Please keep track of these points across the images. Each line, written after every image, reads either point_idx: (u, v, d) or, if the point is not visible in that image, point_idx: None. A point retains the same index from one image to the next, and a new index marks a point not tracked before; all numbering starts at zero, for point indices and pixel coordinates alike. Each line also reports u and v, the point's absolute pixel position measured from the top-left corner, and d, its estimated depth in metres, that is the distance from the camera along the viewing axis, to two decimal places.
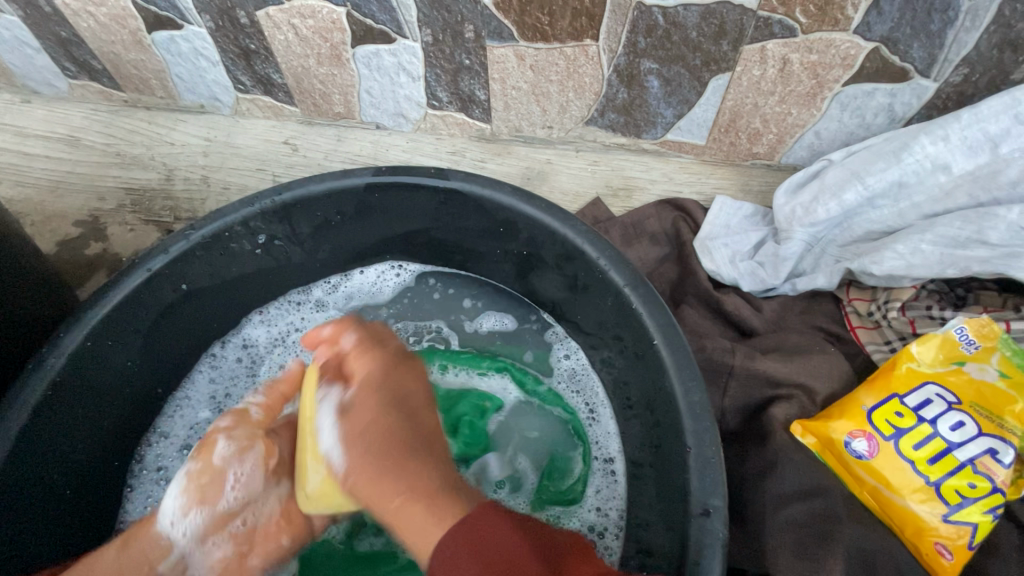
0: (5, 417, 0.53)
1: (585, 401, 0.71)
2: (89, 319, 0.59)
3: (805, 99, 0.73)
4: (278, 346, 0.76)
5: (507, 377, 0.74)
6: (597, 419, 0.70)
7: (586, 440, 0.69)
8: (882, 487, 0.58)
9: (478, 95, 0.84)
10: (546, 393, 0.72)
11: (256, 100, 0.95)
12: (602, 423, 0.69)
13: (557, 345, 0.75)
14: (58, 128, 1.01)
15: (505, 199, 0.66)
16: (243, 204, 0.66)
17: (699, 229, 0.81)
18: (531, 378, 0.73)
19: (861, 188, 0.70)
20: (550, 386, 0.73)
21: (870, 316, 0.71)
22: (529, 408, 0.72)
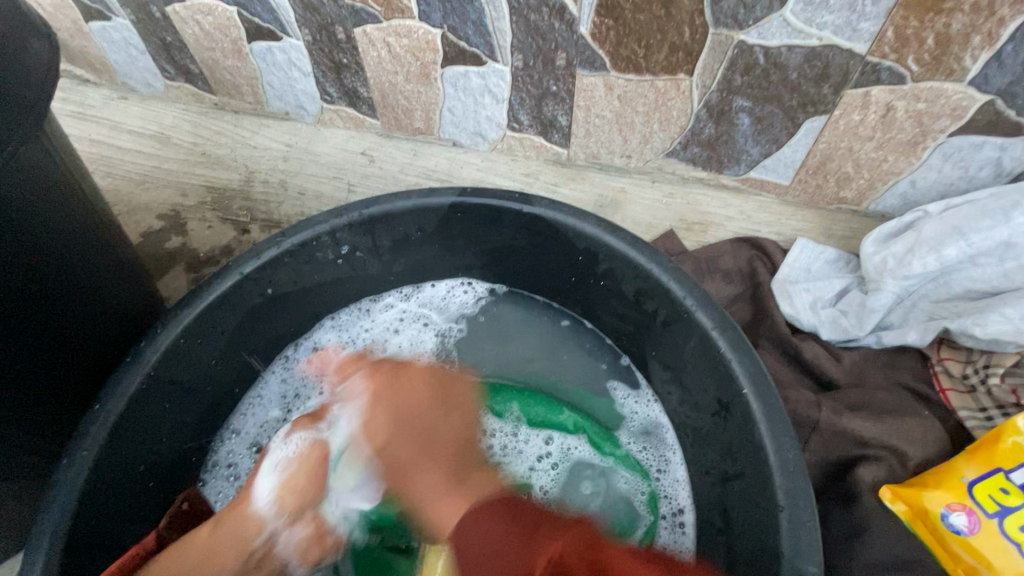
0: (104, 406, 0.55)
1: (657, 453, 0.70)
2: (184, 317, 0.60)
3: (904, 147, 0.71)
4: (347, 347, 0.77)
5: (583, 439, 0.72)
6: (666, 468, 0.69)
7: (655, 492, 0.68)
8: (981, 567, 0.55)
9: (561, 120, 0.84)
10: (623, 456, 0.70)
11: (340, 110, 0.97)
12: (671, 472, 0.68)
13: (619, 390, 0.74)
14: (151, 125, 1.06)
15: (589, 229, 0.66)
16: (332, 216, 0.67)
17: (776, 270, 0.79)
18: (608, 442, 0.71)
19: (963, 244, 0.67)
20: (625, 449, 0.71)
21: (964, 379, 0.68)
22: (604, 471, 0.70)
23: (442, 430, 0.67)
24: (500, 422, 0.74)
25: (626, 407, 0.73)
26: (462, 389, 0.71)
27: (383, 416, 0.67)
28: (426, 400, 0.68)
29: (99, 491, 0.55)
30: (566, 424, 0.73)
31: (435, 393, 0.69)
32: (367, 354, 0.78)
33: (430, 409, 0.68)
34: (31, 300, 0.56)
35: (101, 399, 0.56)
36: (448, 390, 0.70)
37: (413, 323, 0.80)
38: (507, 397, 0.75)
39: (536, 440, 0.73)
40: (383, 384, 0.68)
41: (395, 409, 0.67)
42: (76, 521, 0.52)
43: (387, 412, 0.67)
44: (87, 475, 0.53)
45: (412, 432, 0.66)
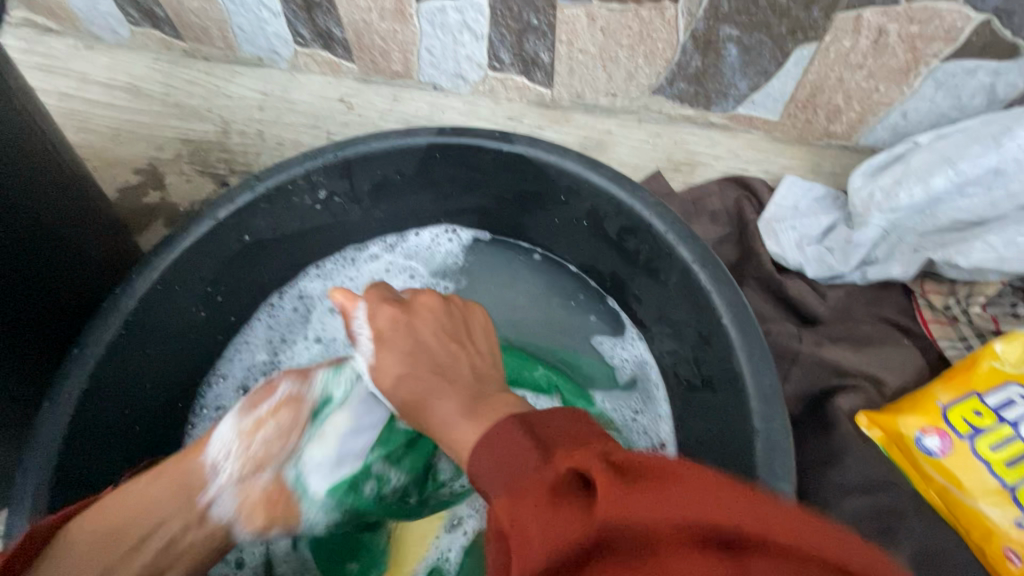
0: (84, 350, 0.55)
1: (627, 407, 0.71)
2: (161, 262, 0.59)
3: (896, 75, 0.69)
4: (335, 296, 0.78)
5: (556, 396, 0.72)
6: (647, 406, 0.70)
7: (635, 435, 0.69)
8: (951, 486, 0.58)
9: (543, 57, 0.80)
10: (597, 415, 0.70)
11: (314, 54, 0.93)
12: (652, 411, 0.69)
13: (605, 343, 0.74)
14: (120, 76, 1.02)
15: (571, 166, 0.64)
16: (306, 157, 0.64)
17: (764, 209, 0.77)
18: (582, 400, 0.71)
19: (952, 173, 0.66)
20: (601, 408, 0.71)
21: (947, 311, 0.68)
22: None
23: (457, 367, 0.53)
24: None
25: (614, 356, 0.74)
26: (469, 315, 0.61)
27: (396, 354, 0.55)
28: (434, 313, 0.58)
29: (82, 434, 0.55)
30: (540, 381, 0.72)
31: (444, 314, 0.59)
32: None
33: (434, 339, 0.55)
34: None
35: (80, 343, 0.55)
36: (455, 315, 0.59)
37: (400, 271, 0.79)
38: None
39: None
40: (388, 321, 0.57)
41: (407, 342, 0.56)
42: (62, 462, 0.53)
43: (394, 347, 0.56)
44: (70, 419, 0.53)
45: (423, 374, 0.52)
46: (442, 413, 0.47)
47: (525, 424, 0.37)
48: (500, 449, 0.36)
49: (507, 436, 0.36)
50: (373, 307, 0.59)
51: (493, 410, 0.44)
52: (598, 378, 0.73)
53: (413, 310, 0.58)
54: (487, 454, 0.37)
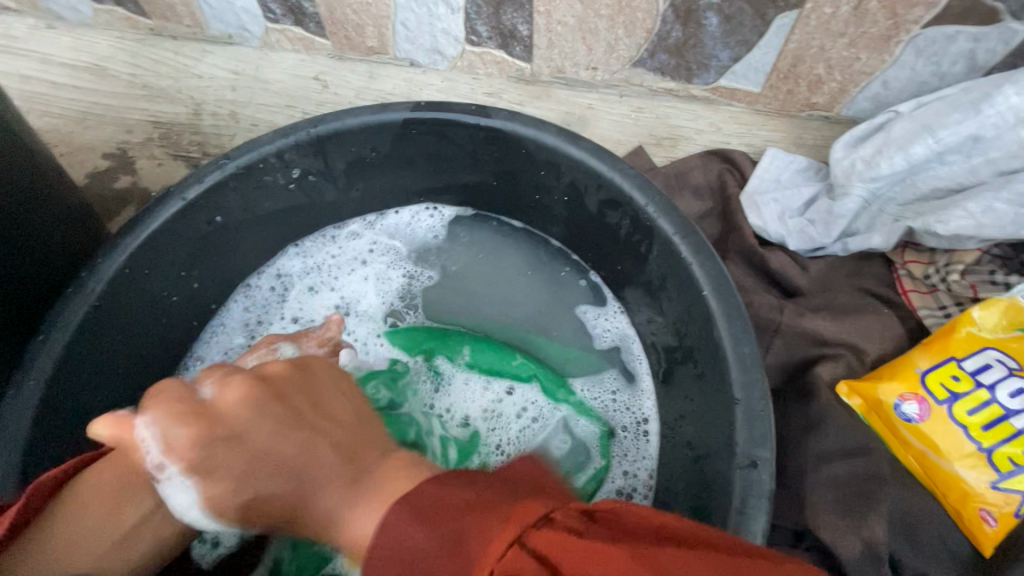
0: (49, 336, 0.54)
1: (603, 388, 0.70)
2: (126, 245, 0.58)
3: (877, 43, 0.68)
4: (314, 275, 0.76)
5: (536, 385, 0.70)
6: (627, 390, 0.70)
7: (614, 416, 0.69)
8: (929, 451, 0.59)
9: (521, 30, 0.78)
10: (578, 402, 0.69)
11: (286, 31, 0.90)
12: (631, 393, 0.69)
13: (588, 312, 0.74)
14: (85, 56, 0.97)
15: (549, 139, 0.63)
16: (278, 135, 0.62)
17: (746, 182, 0.77)
18: (561, 388, 0.70)
19: (931, 141, 0.66)
20: (580, 395, 0.70)
21: (926, 280, 0.69)
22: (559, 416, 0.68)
23: (314, 462, 0.41)
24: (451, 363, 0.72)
25: (596, 328, 0.73)
26: (309, 375, 0.46)
27: (239, 515, 0.42)
28: (247, 412, 0.42)
29: (52, 422, 0.54)
30: (519, 370, 0.71)
31: (299, 375, 0.46)
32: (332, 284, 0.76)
33: (280, 424, 0.42)
34: None
35: (45, 329, 0.54)
36: (291, 380, 0.45)
37: (382, 250, 0.77)
38: (458, 340, 0.73)
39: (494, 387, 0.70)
40: (195, 433, 0.41)
41: (215, 429, 0.41)
42: (32, 449, 0.51)
43: (217, 451, 0.41)
44: (37, 406, 0.52)
45: (281, 467, 0.41)
46: (321, 511, 0.40)
47: (420, 501, 0.36)
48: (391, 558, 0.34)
49: (396, 526, 0.35)
50: (167, 423, 0.42)
51: (391, 482, 0.40)
52: (578, 365, 0.72)
53: (218, 390, 0.43)
54: (383, 539, 0.35)
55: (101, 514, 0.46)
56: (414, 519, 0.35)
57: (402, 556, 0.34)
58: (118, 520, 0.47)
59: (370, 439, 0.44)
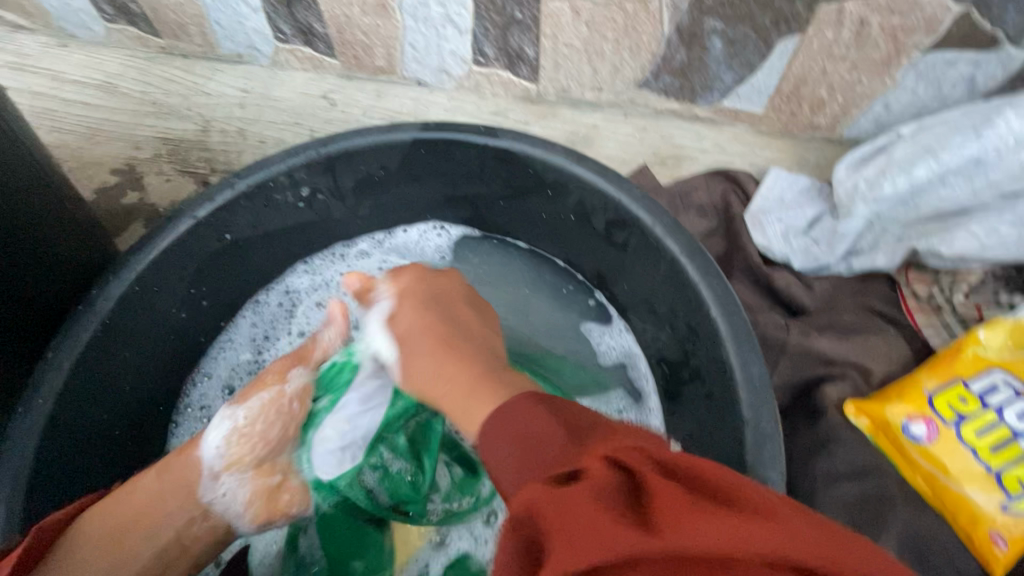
0: (57, 354, 0.53)
1: (610, 407, 0.70)
2: (137, 263, 0.58)
3: (879, 67, 0.69)
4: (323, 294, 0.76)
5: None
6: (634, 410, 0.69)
7: None
8: (938, 473, 0.59)
9: (527, 51, 0.80)
10: None
11: (295, 50, 0.92)
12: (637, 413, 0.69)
13: (595, 330, 0.75)
14: (95, 73, 0.98)
15: (556, 159, 0.63)
16: (288, 154, 0.63)
17: (749, 201, 0.78)
18: None
19: (933, 163, 0.67)
20: None
21: (931, 300, 0.69)
22: None
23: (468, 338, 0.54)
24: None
25: (602, 345, 0.74)
26: (449, 289, 0.61)
27: (430, 356, 0.53)
28: (425, 309, 0.58)
29: (58, 441, 0.53)
30: None
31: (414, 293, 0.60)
32: (341, 300, 0.76)
33: (449, 315, 0.57)
34: None
35: (54, 346, 0.53)
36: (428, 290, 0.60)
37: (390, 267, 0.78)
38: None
39: None
40: (413, 305, 0.59)
41: (418, 294, 0.60)
42: (38, 468, 0.51)
43: (420, 335, 0.56)
44: (45, 425, 0.51)
45: (455, 323, 0.56)
46: (470, 420, 0.44)
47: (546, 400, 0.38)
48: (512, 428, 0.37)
49: (530, 410, 0.37)
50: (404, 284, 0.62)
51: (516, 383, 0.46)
52: (584, 384, 0.72)
53: (406, 283, 0.62)
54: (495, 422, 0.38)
55: (107, 547, 0.52)
56: (520, 433, 0.36)
57: (526, 432, 0.36)
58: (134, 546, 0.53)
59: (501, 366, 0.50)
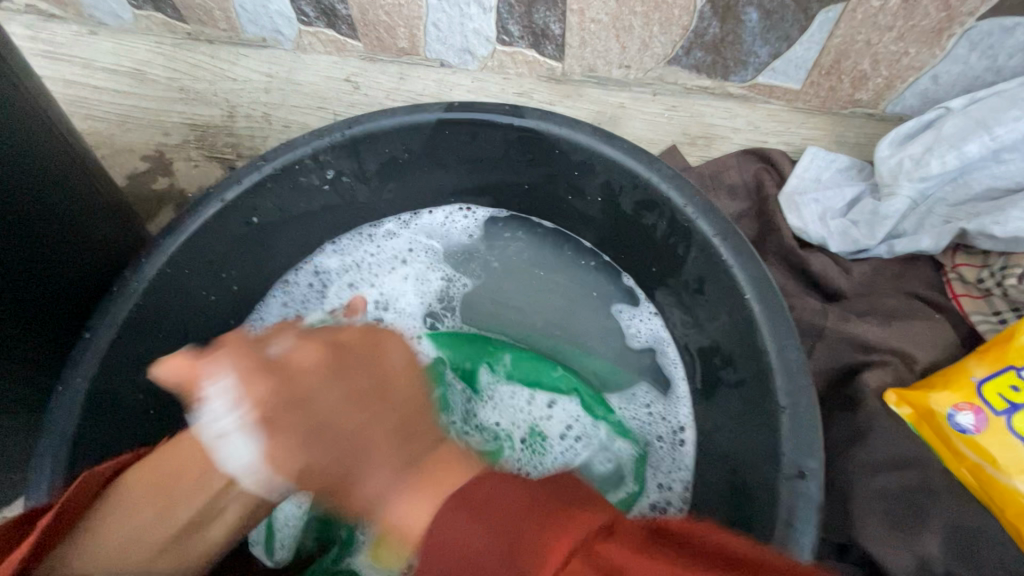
0: (95, 334, 0.55)
1: (637, 404, 0.70)
2: (168, 245, 0.59)
3: (928, 36, 0.65)
4: (352, 272, 0.77)
5: (576, 399, 0.71)
6: (666, 402, 0.69)
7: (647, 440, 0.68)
8: (985, 464, 0.57)
9: (553, 29, 0.77)
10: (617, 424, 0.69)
11: (318, 33, 0.91)
12: (664, 409, 0.69)
13: (622, 312, 0.73)
14: (125, 61, 0.99)
15: (584, 139, 0.61)
16: (313, 136, 0.63)
17: (784, 181, 0.74)
18: (600, 407, 0.70)
19: (987, 138, 0.63)
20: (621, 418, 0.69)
21: (980, 285, 0.66)
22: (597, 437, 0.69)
23: (372, 429, 0.47)
24: (492, 373, 0.73)
25: (626, 326, 0.73)
26: (381, 355, 0.53)
27: (280, 434, 0.47)
28: (326, 372, 0.49)
29: (95, 419, 0.55)
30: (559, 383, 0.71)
31: (332, 363, 0.50)
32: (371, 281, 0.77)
33: (351, 397, 0.49)
34: (24, 230, 0.55)
35: (90, 327, 0.55)
36: (354, 352, 0.52)
37: (424, 249, 0.78)
38: (498, 346, 0.74)
39: (539, 400, 0.71)
40: (275, 381, 0.48)
41: (293, 390, 0.48)
42: (78, 445, 0.53)
43: (293, 428, 0.47)
44: (83, 403, 0.53)
45: (337, 449, 0.47)
46: (369, 491, 0.45)
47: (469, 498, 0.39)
48: (453, 547, 0.38)
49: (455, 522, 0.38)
50: (242, 378, 0.47)
51: (443, 465, 0.46)
52: (615, 383, 0.72)
53: (254, 349, 0.49)
54: (433, 545, 0.39)
55: (149, 500, 0.48)
56: (460, 541, 0.37)
57: (463, 555, 0.37)
58: (188, 499, 0.50)
59: (419, 420, 0.50)
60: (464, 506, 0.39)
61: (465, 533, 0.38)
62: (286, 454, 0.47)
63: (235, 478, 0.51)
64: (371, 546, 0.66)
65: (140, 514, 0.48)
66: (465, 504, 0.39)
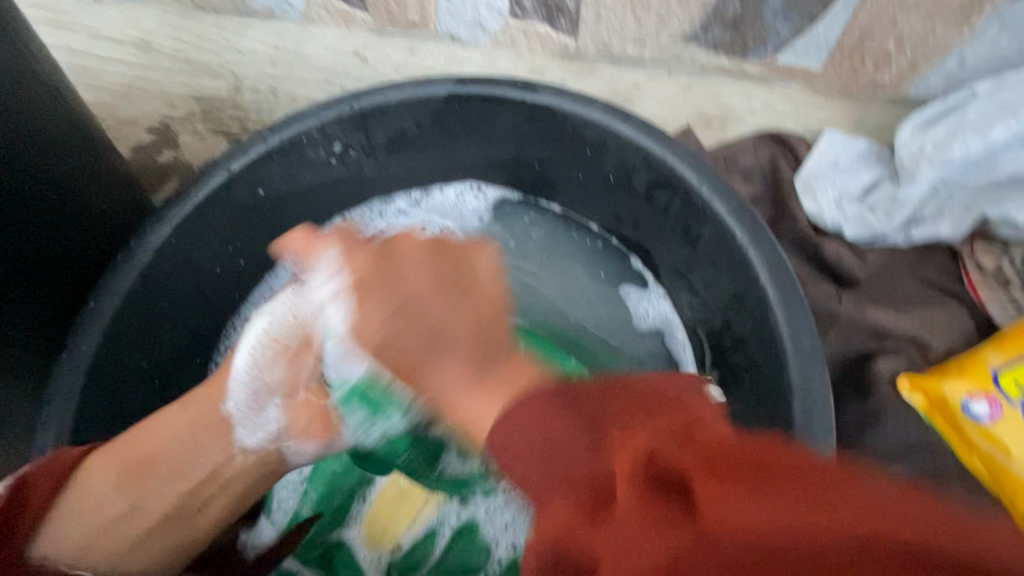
0: (99, 303, 0.54)
1: None
2: (174, 215, 0.58)
3: (956, 15, 0.63)
4: None
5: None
6: None
7: None
8: (997, 454, 0.57)
9: (568, 3, 0.75)
10: None
11: (327, 4, 0.88)
12: None
13: (632, 294, 0.73)
14: (129, 30, 0.96)
15: (599, 116, 0.60)
16: (322, 107, 0.61)
17: (800, 164, 0.73)
18: None
19: (1015, 122, 0.62)
20: None
21: (998, 274, 0.66)
22: None
23: (457, 320, 0.42)
24: None
25: (636, 308, 0.73)
26: (471, 262, 0.47)
27: (378, 301, 0.45)
28: (420, 256, 0.46)
29: (100, 389, 0.55)
30: None
31: (433, 249, 0.47)
32: None
33: (429, 287, 0.44)
34: (27, 196, 0.54)
35: (95, 296, 0.54)
36: (448, 251, 0.47)
37: (438, 219, 0.76)
38: None
39: None
40: (369, 263, 0.47)
41: (395, 291, 0.45)
42: (82, 413, 0.52)
43: (383, 301, 0.45)
44: (87, 372, 0.53)
45: (420, 323, 0.43)
46: (437, 382, 0.42)
47: (562, 394, 0.33)
48: (528, 424, 0.32)
49: (544, 413, 0.32)
50: (346, 251, 0.49)
51: (516, 369, 0.40)
52: (617, 374, 0.71)
53: (361, 238, 0.51)
54: (517, 422, 0.33)
55: (128, 485, 0.49)
56: (545, 418, 0.32)
57: (546, 439, 0.31)
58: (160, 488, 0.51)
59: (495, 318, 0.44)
60: (529, 417, 0.32)
61: (549, 429, 0.31)
62: (366, 329, 0.46)
63: (221, 459, 0.53)
64: (364, 518, 0.68)
65: (110, 496, 0.49)
66: (531, 415, 0.32)
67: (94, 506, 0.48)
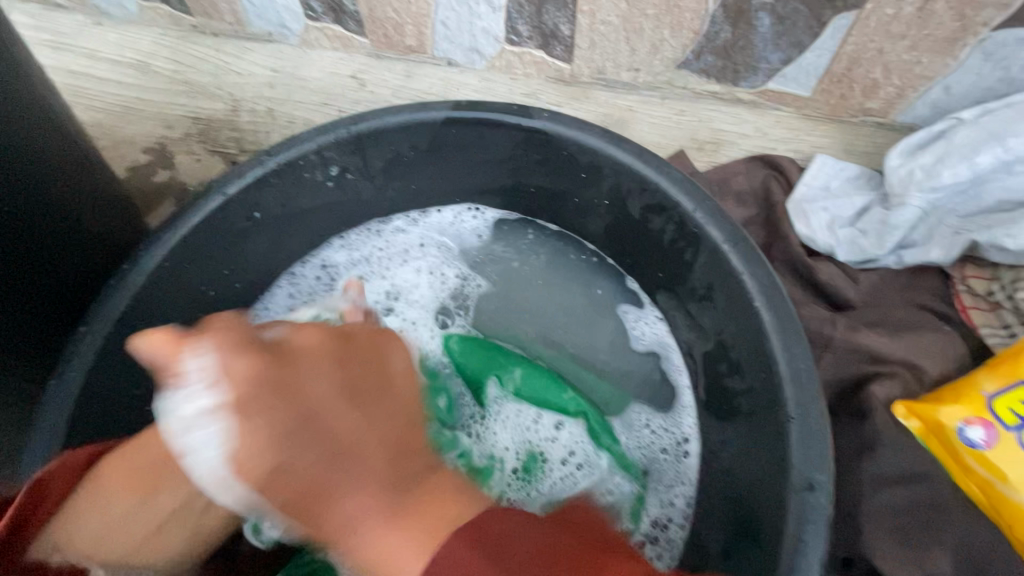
0: (90, 329, 0.54)
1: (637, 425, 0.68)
2: (169, 239, 0.58)
3: (941, 46, 0.65)
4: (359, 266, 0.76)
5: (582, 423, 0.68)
6: (674, 416, 0.67)
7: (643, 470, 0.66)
8: (995, 481, 0.57)
9: (563, 29, 0.77)
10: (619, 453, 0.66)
11: (325, 28, 0.88)
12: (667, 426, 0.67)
13: (629, 313, 0.72)
14: (127, 52, 0.95)
15: (594, 142, 0.61)
16: (319, 132, 0.62)
17: (792, 189, 0.74)
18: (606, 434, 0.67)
19: (1000, 150, 0.63)
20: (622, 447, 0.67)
21: (988, 297, 0.67)
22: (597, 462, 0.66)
23: (363, 442, 0.39)
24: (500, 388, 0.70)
25: (632, 329, 0.72)
26: (385, 353, 0.44)
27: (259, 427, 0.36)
28: (327, 357, 0.39)
29: (88, 415, 0.54)
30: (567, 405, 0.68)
31: (337, 355, 0.40)
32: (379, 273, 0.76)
33: (331, 401, 0.39)
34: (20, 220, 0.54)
35: (87, 321, 0.54)
36: (355, 352, 0.41)
37: (435, 242, 0.77)
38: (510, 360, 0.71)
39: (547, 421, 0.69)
40: (246, 378, 0.37)
41: (291, 407, 0.37)
42: (71, 440, 0.52)
43: (278, 416, 0.37)
44: (77, 397, 0.52)
45: (320, 442, 0.37)
46: (340, 517, 0.38)
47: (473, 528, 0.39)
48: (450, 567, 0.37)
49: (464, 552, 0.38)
50: (224, 355, 0.37)
51: (433, 503, 0.40)
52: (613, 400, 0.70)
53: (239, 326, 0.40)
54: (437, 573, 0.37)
55: (134, 493, 0.52)
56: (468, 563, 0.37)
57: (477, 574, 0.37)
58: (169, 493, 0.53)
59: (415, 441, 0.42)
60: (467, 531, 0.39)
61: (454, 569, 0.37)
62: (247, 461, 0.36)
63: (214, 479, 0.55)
64: None
65: (110, 506, 0.51)
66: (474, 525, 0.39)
67: (98, 512, 0.50)
